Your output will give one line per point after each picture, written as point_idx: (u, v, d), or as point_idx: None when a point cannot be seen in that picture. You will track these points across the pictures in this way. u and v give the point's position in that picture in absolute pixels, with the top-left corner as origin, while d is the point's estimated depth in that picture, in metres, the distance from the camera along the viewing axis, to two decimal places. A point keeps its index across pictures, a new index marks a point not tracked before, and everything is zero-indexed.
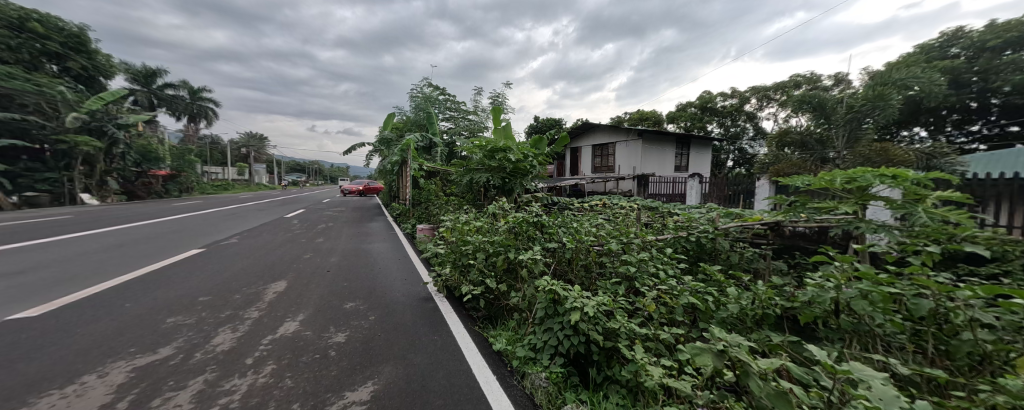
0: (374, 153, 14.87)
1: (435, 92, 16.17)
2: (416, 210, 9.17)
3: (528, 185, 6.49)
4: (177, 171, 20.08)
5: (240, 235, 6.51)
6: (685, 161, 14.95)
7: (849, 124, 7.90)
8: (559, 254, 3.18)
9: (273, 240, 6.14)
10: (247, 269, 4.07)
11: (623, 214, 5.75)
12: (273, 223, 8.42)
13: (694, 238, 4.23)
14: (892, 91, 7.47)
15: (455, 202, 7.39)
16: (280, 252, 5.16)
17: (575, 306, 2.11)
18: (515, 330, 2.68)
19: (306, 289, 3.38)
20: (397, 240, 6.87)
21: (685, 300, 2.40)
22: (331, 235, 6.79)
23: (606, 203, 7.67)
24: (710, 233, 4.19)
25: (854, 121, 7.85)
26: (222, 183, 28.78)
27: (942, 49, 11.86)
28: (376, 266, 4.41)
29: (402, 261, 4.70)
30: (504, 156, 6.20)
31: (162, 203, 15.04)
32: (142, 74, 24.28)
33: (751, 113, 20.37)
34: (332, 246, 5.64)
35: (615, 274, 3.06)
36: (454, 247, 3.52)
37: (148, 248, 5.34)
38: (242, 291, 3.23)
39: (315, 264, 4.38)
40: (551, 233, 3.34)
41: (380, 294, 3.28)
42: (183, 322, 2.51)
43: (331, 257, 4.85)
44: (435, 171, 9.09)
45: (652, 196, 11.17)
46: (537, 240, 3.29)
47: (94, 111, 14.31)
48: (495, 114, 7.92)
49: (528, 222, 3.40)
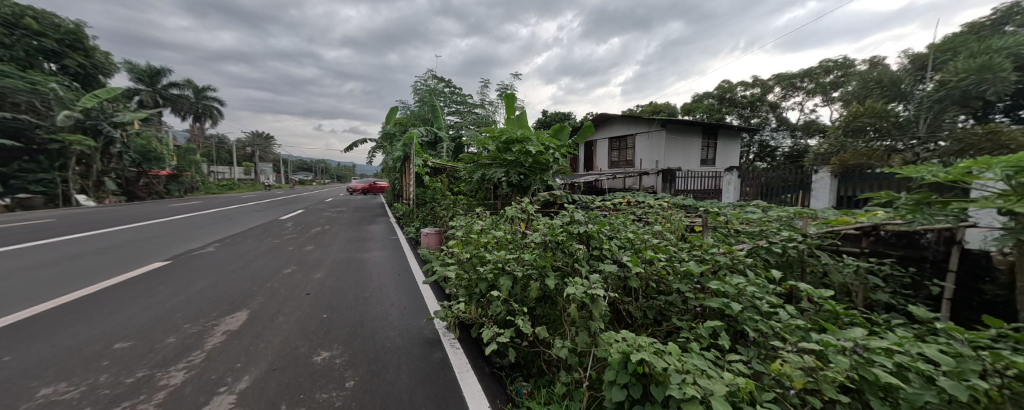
0: (377, 150, 14.07)
1: (440, 84, 15.25)
2: (420, 211, 8.27)
3: (551, 182, 5.55)
4: (180, 172, 19.12)
5: (222, 241, 5.67)
6: (711, 154, 13.83)
7: (940, 104, 7.07)
8: (618, 280, 2.26)
9: (256, 248, 5.29)
10: (207, 292, 3.21)
11: (666, 218, 4.76)
12: (264, 226, 7.61)
13: (779, 249, 3.17)
14: (1002, 61, 6.29)
15: (464, 202, 6.49)
16: (259, 265, 4.30)
17: (689, 395, 1.19)
18: (566, 405, 1.75)
19: (271, 325, 2.51)
20: (399, 248, 6.00)
21: (856, 372, 1.44)
22: (325, 242, 5.93)
23: (632, 202, 6.75)
24: (801, 242, 3.12)
25: (946, 100, 6.98)
26: (227, 183, 28.36)
27: (996, 27, 10.62)
28: (370, 285, 3.53)
29: (403, 277, 3.82)
30: (522, 147, 5.27)
31: (159, 203, 14.39)
32: (146, 74, 23.72)
33: (775, 103, 19.08)
34: (320, 257, 4.76)
35: (701, 308, 2.13)
36: (470, 268, 2.63)
37: (109, 260, 4.51)
38: (179, 331, 2.36)
39: (296, 283, 3.53)
40: (603, 249, 2.42)
41: (368, 335, 2.39)
42: (56, 398, 1.63)
43: (316, 272, 3.98)
44: (441, 168, 8.20)
45: (680, 193, 10.11)
46: (584, 259, 2.38)
47: (89, 109, 13.63)
48: (508, 102, 6.97)
49: (570, 234, 2.49)
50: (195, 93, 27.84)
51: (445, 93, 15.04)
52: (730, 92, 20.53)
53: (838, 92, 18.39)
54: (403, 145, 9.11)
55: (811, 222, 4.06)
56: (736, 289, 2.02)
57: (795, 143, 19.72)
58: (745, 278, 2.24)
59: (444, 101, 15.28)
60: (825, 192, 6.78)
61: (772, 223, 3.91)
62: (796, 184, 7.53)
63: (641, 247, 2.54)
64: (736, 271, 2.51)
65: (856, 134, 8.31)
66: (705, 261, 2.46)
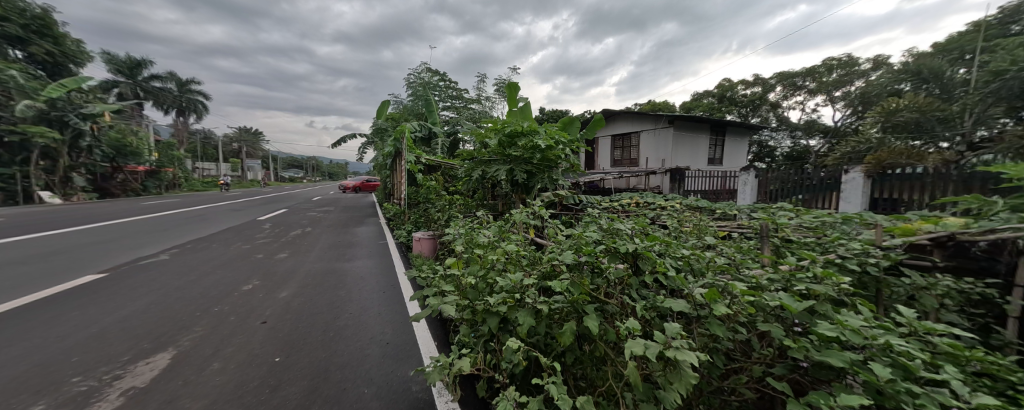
0: (368, 146, 13.30)
1: (434, 77, 14.52)
2: (412, 213, 7.54)
3: (560, 181, 4.86)
4: (160, 168, 18.00)
5: (181, 247, 4.87)
6: (718, 152, 13.32)
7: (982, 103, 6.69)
8: (682, 319, 1.64)
9: (219, 256, 4.50)
10: (132, 319, 2.48)
11: (693, 225, 4.14)
12: (238, 227, 6.84)
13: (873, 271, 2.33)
14: None
15: (460, 203, 5.78)
16: (215, 278, 3.55)
17: None
18: None
19: (198, 378, 1.80)
20: (387, 256, 5.28)
21: None
22: (303, 249, 5.16)
23: (642, 203, 6.13)
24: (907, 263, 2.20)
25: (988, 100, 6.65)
26: (211, 179, 27.28)
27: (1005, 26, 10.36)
28: (347, 309, 2.83)
29: (390, 297, 3.12)
30: (530, 141, 4.58)
31: (132, 201, 13.42)
32: (126, 65, 22.00)
33: (776, 102, 18.53)
34: (293, 268, 4.03)
35: (807, 362, 1.50)
36: (477, 295, 2.00)
37: (33, 271, 3.72)
38: (59, 392, 1.64)
39: (255, 305, 2.82)
40: (658, 273, 1.80)
41: (332, 396, 1.70)
42: None
43: (283, 289, 3.26)
44: (435, 164, 7.50)
45: (689, 194, 9.51)
46: (634, 288, 1.76)
47: (55, 100, 12.62)
48: (510, 92, 6.22)
49: (613, 252, 1.87)
50: (178, 86, 26.60)
51: (440, 86, 14.32)
52: (730, 90, 19.97)
53: (840, 91, 17.72)
54: (394, 140, 8.37)
55: (864, 231, 3.49)
56: (865, 342, 1.39)
57: (795, 144, 19.18)
58: (864, 320, 1.61)
59: (438, 95, 14.52)
60: (857, 193, 6.39)
61: (827, 234, 3.32)
62: (823, 183, 7.13)
63: (702, 271, 1.94)
64: (835, 303, 1.86)
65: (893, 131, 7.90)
66: (793, 291, 1.84)
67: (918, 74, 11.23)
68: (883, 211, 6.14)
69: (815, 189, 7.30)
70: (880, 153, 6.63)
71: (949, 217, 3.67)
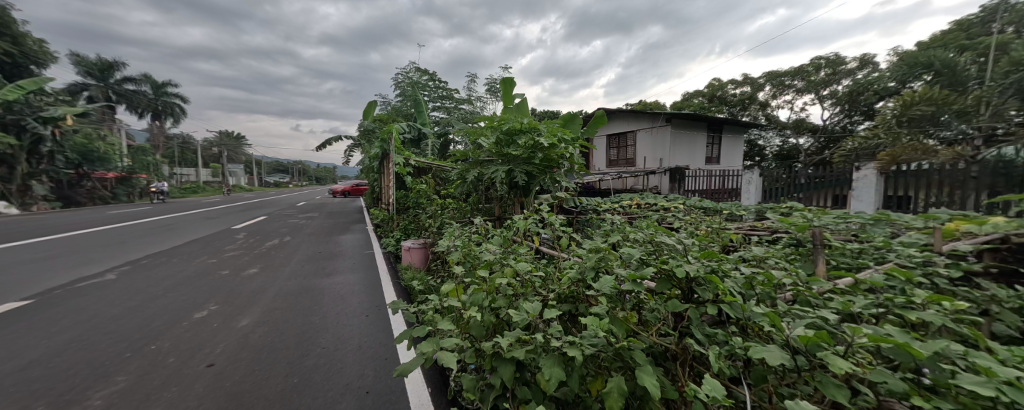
0: (354, 148, 12.67)
1: (423, 76, 14.01)
2: (400, 219, 7.00)
3: (564, 182, 4.42)
4: (132, 174, 16.96)
5: (135, 264, 4.23)
6: (714, 151, 13.13)
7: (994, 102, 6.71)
8: (768, 372, 1.20)
9: (178, 274, 3.89)
10: (37, 367, 1.93)
11: (712, 228, 3.73)
12: (208, 238, 6.21)
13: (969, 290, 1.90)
14: None
15: (454, 207, 5.28)
16: (164, 301, 2.99)
17: None
18: None
19: None
20: (373, 269, 4.75)
21: None
22: (278, 262, 4.57)
23: (640, 202, 5.73)
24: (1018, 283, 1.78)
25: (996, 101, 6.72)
26: (189, 186, 26.10)
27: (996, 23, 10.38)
28: (320, 342, 2.32)
29: (374, 325, 2.62)
30: (530, 139, 4.11)
31: (99, 210, 12.50)
32: (96, 68, 20.74)
33: (766, 101, 18.37)
34: (261, 286, 3.48)
35: None
36: (484, 333, 1.53)
37: None
38: None
39: (204, 340, 2.29)
40: (724, 303, 1.37)
41: None
42: None
43: (245, 314, 2.71)
44: (425, 166, 7.00)
45: (689, 194, 9.16)
46: (695, 324, 1.33)
47: (10, 102, 11.66)
48: (506, 87, 5.73)
49: (664, 276, 1.44)
50: (152, 89, 25.34)
51: (429, 86, 13.81)
52: (720, 90, 19.79)
53: (826, 90, 17.47)
54: (381, 140, 7.82)
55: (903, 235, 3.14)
56: None
57: (784, 142, 18.98)
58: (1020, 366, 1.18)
59: (428, 95, 13.99)
60: (869, 192, 6.05)
61: (869, 239, 2.95)
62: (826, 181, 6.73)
63: (773, 298, 1.52)
64: (952, 337, 1.43)
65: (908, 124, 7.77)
66: (892, 324, 1.43)
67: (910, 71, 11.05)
68: (898, 210, 5.77)
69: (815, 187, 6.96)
70: (895, 150, 6.40)
71: (990, 218, 3.38)
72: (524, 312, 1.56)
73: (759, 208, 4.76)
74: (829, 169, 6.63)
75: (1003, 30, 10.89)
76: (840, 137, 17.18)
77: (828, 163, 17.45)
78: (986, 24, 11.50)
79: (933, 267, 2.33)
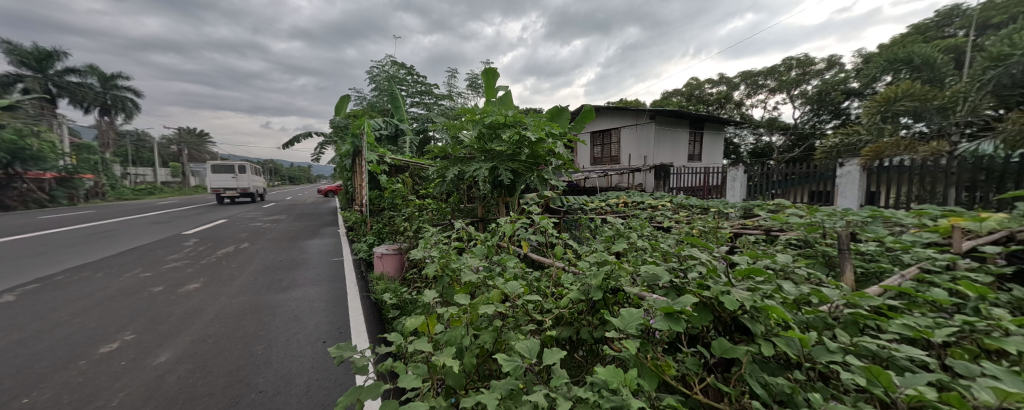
0: (327, 147, 11.93)
1: (400, 71, 13.34)
2: (375, 221, 6.41)
3: (551, 181, 4.04)
4: (74, 174, 15.53)
5: (44, 282, 3.74)
6: (696, 149, 13.22)
7: (958, 101, 7.30)
8: None
9: (94, 294, 3.44)
10: None
11: (707, 227, 3.36)
12: (150, 247, 5.46)
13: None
14: None
15: (432, 208, 4.75)
16: (63, 333, 2.64)
17: None
18: None
19: None
20: (341, 281, 4.22)
21: None
22: (226, 276, 4.15)
23: (626, 201, 5.41)
24: None
25: (959, 99, 7.29)
26: (142, 187, 24.02)
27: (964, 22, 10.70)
28: (251, 388, 2.04)
29: (322, 358, 2.36)
30: (516, 133, 3.64)
31: (32, 214, 11.16)
32: (33, 57, 18.32)
33: (740, 101, 18.68)
34: (195, 309, 3.15)
35: None
36: (463, 382, 1.14)
37: None
38: None
39: (102, 387, 2.01)
40: (782, 339, 1.03)
41: None
42: None
43: (160, 353, 2.40)
44: (402, 165, 6.47)
45: (675, 192, 8.82)
46: (750, 372, 0.99)
47: None
48: (488, 79, 5.24)
49: (701, 305, 1.11)
50: (100, 83, 23.13)
51: (406, 81, 13.22)
52: (698, 89, 20.00)
53: (797, 90, 17.69)
54: (352, 135, 7.20)
55: (907, 231, 2.75)
56: None
57: (757, 140, 19.36)
58: None
59: (406, 90, 13.39)
60: (854, 188, 5.68)
61: (873, 237, 2.47)
62: (799, 177, 6.35)
63: (839, 327, 1.18)
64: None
65: (892, 118, 8.13)
66: (977, 357, 1.14)
67: (878, 70, 11.27)
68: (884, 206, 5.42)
69: (789, 183, 6.64)
70: (880, 145, 6.35)
71: (992, 213, 2.93)
72: (517, 355, 1.15)
73: (748, 206, 4.47)
74: (809, 165, 6.20)
75: (958, 33, 11.38)
76: (809, 135, 17.55)
77: (798, 161, 17.80)
78: (943, 27, 11.99)
79: (959, 270, 1.96)
